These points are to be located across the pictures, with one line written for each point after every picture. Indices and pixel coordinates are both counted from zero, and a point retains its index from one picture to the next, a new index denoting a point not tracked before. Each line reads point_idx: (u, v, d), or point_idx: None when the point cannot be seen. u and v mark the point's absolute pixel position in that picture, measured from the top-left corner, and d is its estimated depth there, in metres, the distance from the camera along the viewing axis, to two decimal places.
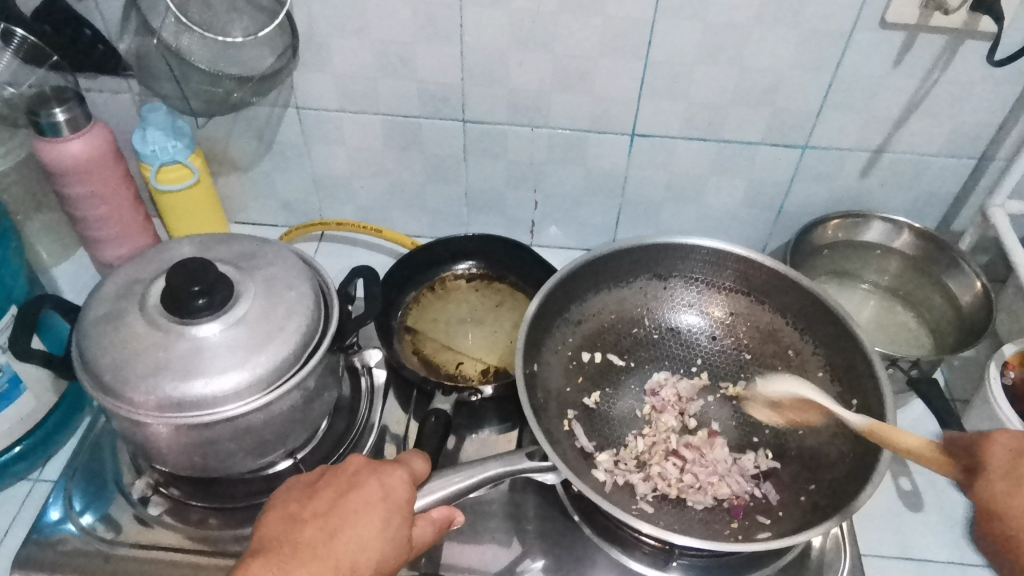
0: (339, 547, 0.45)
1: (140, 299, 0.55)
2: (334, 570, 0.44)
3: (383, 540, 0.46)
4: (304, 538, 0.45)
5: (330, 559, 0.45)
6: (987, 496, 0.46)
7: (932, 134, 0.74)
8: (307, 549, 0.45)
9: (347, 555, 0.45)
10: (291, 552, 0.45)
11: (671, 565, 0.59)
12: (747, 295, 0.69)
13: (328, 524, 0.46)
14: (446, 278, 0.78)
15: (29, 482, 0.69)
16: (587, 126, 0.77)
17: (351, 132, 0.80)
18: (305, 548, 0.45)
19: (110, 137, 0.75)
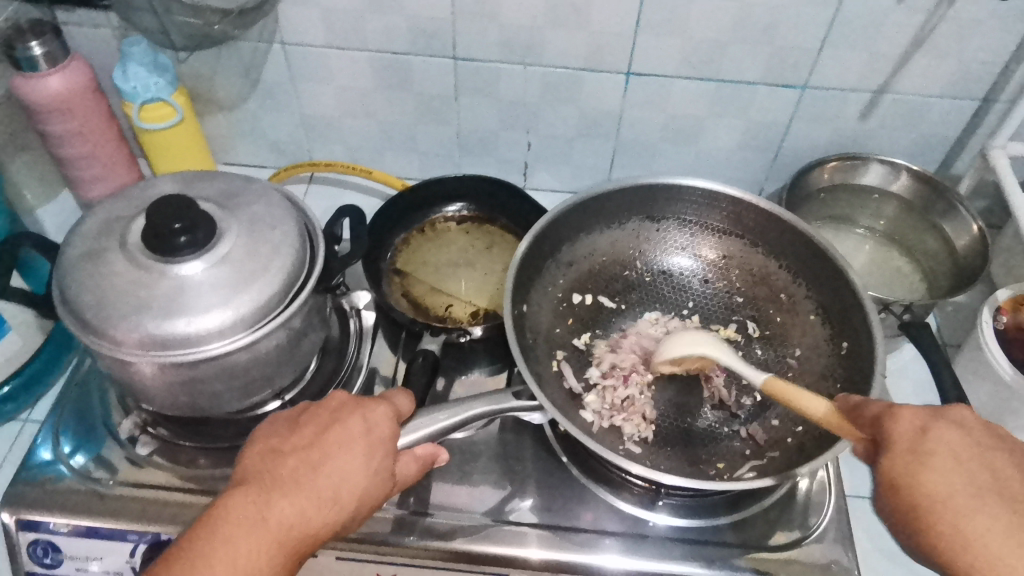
0: (321, 479, 0.45)
1: (120, 237, 0.54)
2: (317, 501, 0.45)
3: (366, 473, 0.47)
4: (286, 470, 0.46)
5: (312, 491, 0.45)
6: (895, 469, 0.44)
7: (935, 75, 0.72)
8: (289, 481, 0.45)
9: (329, 488, 0.45)
10: (273, 484, 0.45)
11: (657, 505, 0.60)
12: (741, 238, 0.68)
13: (310, 457, 0.46)
14: (436, 221, 0.77)
15: (19, 423, 0.69)
16: (582, 64, 0.74)
17: (338, 70, 0.78)
18: (287, 480, 0.45)
19: (90, 73, 0.72)
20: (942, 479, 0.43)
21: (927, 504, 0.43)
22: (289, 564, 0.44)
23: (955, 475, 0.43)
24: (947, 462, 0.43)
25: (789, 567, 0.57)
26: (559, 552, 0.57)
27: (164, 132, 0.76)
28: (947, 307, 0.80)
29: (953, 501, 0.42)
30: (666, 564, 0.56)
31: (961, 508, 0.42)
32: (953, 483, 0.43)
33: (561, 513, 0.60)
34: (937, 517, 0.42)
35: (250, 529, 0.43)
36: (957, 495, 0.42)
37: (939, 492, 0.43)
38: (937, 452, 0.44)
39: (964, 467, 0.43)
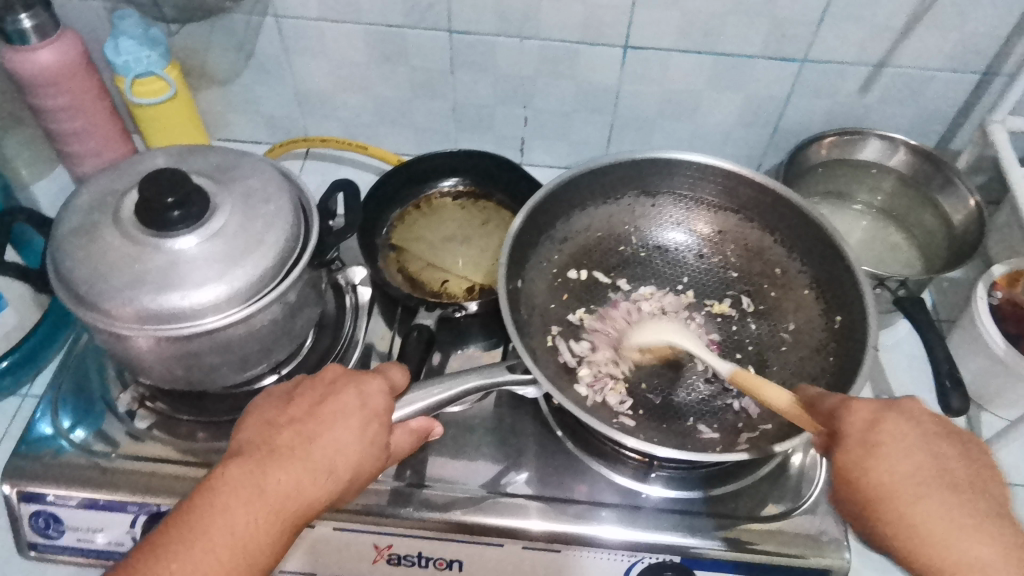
0: (316, 450, 0.46)
1: (114, 211, 0.54)
2: (312, 471, 0.45)
3: (361, 444, 0.47)
4: (282, 441, 0.46)
5: (308, 462, 0.45)
6: (846, 461, 0.44)
7: (935, 47, 0.71)
8: (285, 452, 0.45)
9: (325, 459, 0.46)
10: (269, 454, 0.45)
11: (651, 478, 0.60)
12: (736, 213, 0.68)
13: (306, 429, 0.47)
14: (431, 196, 0.77)
15: (18, 398, 0.70)
16: (578, 37, 0.74)
17: (332, 43, 0.77)
18: (283, 451, 0.45)
19: (81, 46, 0.72)
20: (892, 466, 0.43)
21: (870, 497, 0.43)
22: (286, 533, 0.44)
23: (906, 462, 0.43)
24: (897, 450, 0.44)
25: (780, 537, 0.57)
26: (555, 523, 0.57)
27: (158, 107, 0.76)
28: (943, 283, 0.80)
29: (908, 492, 0.43)
30: (659, 535, 0.57)
31: (908, 497, 0.42)
32: (904, 471, 0.43)
33: (557, 486, 0.61)
34: (887, 504, 0.43)
35: (246, 498, 0.43)
36: (908, 483, 0.43)
37: (882, 482, 0.43)
38: (886, 442, 0.44)
39: (913, 454, 0.44)
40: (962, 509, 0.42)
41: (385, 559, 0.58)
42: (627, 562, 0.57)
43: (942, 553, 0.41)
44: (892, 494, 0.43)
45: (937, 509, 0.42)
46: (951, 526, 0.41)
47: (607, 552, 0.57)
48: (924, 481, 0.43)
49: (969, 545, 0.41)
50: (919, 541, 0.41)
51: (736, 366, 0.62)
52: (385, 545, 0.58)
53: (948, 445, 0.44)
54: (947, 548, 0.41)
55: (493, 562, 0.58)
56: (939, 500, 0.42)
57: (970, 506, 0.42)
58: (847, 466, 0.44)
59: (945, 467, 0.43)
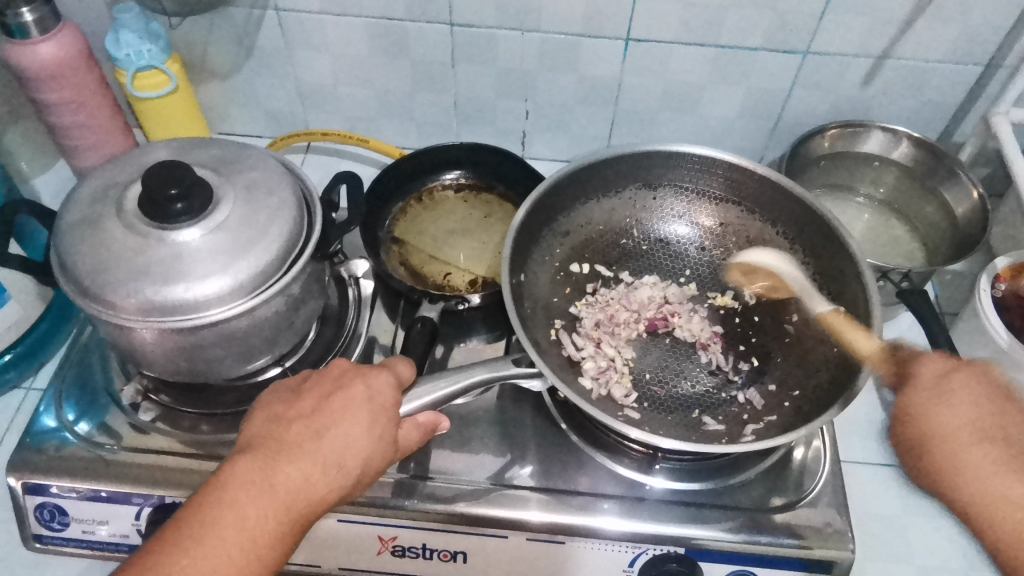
0: (325, 445, 0.46)
1: (117, 204, 0.54)
2: (321, 466, 0.45)
3: (370, 439, 0.47)
4: (290, 436, 0.46)
5: (317, 457, 0.45)
6: (912, 401, 0.56)
7: (938, 39, 0.71)
8: (294, 446, 0.45)
9: (334, 453, 0.46)
10: (278, 449, 0.45)
11: (654, 470, 0.61)
12: (737, 205, 0.68)
13: (315, 424, 0.47)
14: (433, 189, 0.77)
15: (22, 391, 0.70)
16: (580, 30, 0.73)
17: (334, 37, 0.77)
18: (292, 446, 0.45)
19: (82, 40, 0.71)
20: (955, 410, 0.54)
21: (928, 432, 0.55)
22: (295, 528, 0.44)
23: (966, 410, 0.55)
24: (964, 397, 0.55)
25: (783, 529, 0.57)
26: (557, 513, 0.57)
27: (158, 101, 0.75)
28: (945, 276, 0.80)
29: (963, 436, 0.54)
30: (662, 526, 0.57)
31: (966, 441, 0.53)
32: (964, 416, 0.54)
33: (561, 478, 0.61)
34: (943, 446, 0.54)
35: (257, 494, 0.43)
36: (962, 428, 0.54)
37: (945, 424, 0.54)
38: (954, 391, 0.55)
39: (971, 405, 0.55)
40: (1010, 467, 0.52)
41: (389, 550, 0.58)
42: (631, 553, 0.57)
43: (986, 497, 0.51)
44: (945, 433, 0.54)
45: (982, 452, 0.53)
46: (992, 469, 0.52)
47: (609, 543, 0.57)
48: (972, 428, 0.54)
49: (1010, 485, 0.51)
50: (970, 485, 0.52)
51: (740, 358, 0.62)
52: (390, 536, 0.58)
53: (1004, 402, 0.55)
54: (987, 488, 0.51)
55: (498, 554, 0.58)
56: (984, 449, 0.53)
57: (1015, 461, 0.52)
58: (912, 403, 0.56)
59: (1002, 424, 0.54)
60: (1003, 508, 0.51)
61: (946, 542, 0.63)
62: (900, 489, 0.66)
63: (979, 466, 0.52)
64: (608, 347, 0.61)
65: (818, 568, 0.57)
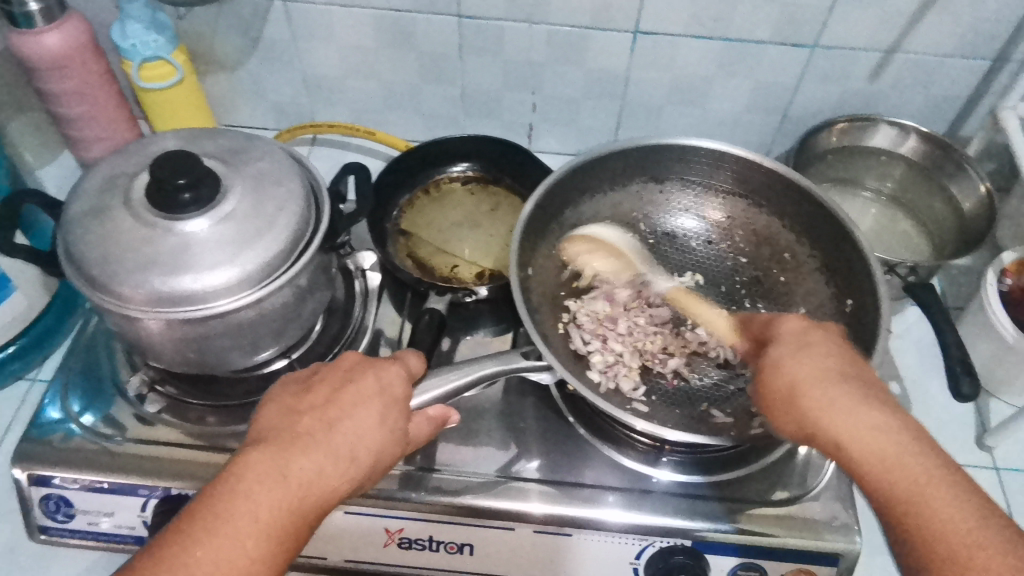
0: (338, 436, 0.46)
1: (125, 194, 0.54)
2: (335, 457, 0.45)
3: (382, 431, 0.47)
4: (304, 428, 0.46)
5: (329, 448, 0.45)
6: (770, 358, 0.50)
7: (947, 33, 0.71)
8: (307, 438, 0.45)
9: (346, 445, 0.46)
10: (292, 441, 0.45)
11: (661, 462, 0.61)
12: (745, 198, 0.68)
13: (327, 416, 0.46)
14: (440, 181, 0.77)
15: (27, 382, 0.70)
16: (588, 22, 0.73)
17: (340, 28, 0.77)
18: (305, 437, 0.45)
19: (88, 29, 0.71)
20: (805, 362, 0.48)
21: (803, 383, 0.47)
22: (309, 520, 0.44)
23: (815, 365, 0.48)
24: (817, 353, 0.49)
25: (789, 522, 0.57)
26: (558, 505, 0.57)
27: (163, 92, 0.75)
28: (951, 271, 0.80)
29: (814, 387, 0.47)
30: (669, 519, 0.57)
31: (819, 392, 0.47)
32: (808, 369, 0.48)
33: (568, 471, 0.61)
34: (804, 395, 0.47)
35: (270, 485, 0.43)
36: (817, 377, 0.47)
37: (796, 375, 0.48)
38: (817, 342, 0.50)
39: (823, 358, 0.49)
40: (866, 399, 0.46)
41: (396, 542, 0.58)
42: (637, 546, 0.57)
43: (858, 433, 0.45)
44: (804, 386, 0.47)
45: (851, 395, 0.46)
46: (845, 407, 0.46)
47: (614, 536, 0.57)
48: (833, 375, 0.47)
49: (865, 419, 0.45)
50: (828, 414, 0.46)
51: None
52: (396, 528, 0.58)
53: (866, 361, 0.49)
54: (849, 423, 0.45)
55: (503, 547, 0.58)
56: (850, 390, 0.46)
57: (873, 396, 0.47)
58: (773, 359, 0.50)
59: (852, 368, 0.48)
60: (861, 439, 0.44)
61: None
62: None
63: (846, 408, 0.46)
64: (616, 342, 0.61)
65: (824, 561, 0.57)
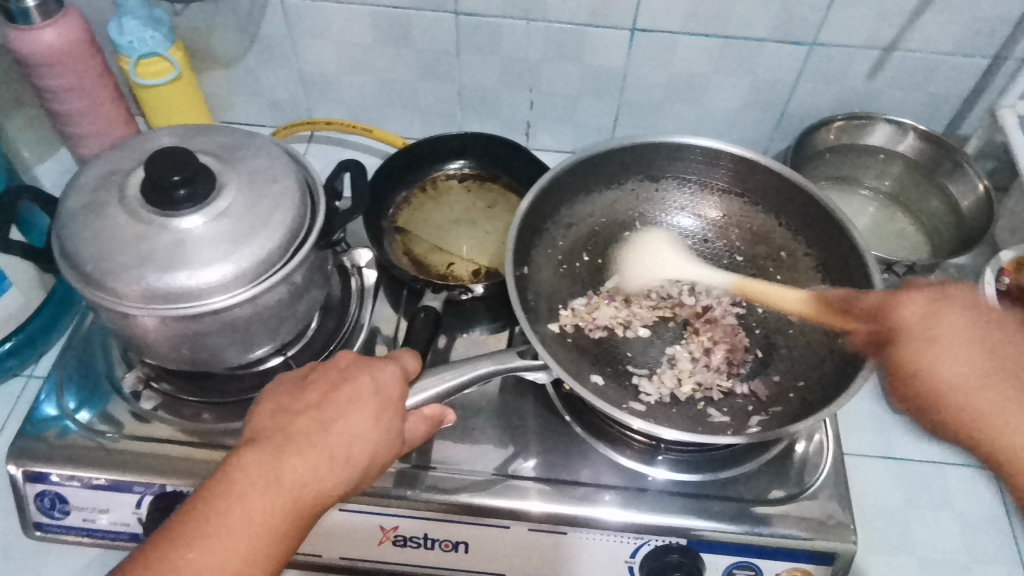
0: (332, 437, 0.45)
1: (119, 190, 0.54)
2: (329, 459, 0.45)
3: (378, 432, 0.46)
4: (297, 429, 0.45)
5: (324, 450, 0.45)
6: (901, 359, 0.53)
7: (946, 31, 0.71)
8: (301, 439, 0.45)
9: (342, 446, 0.45)
10: (285, 443, 0.45)
11: (657, 460, 0.61)
12: (740, 197, 0.68)
13: (322, 416, 0.46)
14: (437, 178, 0.76)
15: (23, 378, 0.70)
16: (586, 19, 0.73)
17: (338, 25, 0.77)
18: (299, 439, 0.45)
19: (85, 25, 0.71)
20: (953, 359, 0.51)
21: (936, 385, 0.51)
22: (303, 522, 0.44)
23: (965, 364, 0.51)
24: (955, 319, 0.53)
25: (785, 521, 0.57)
26: (553, 503, 0.57)
27: (160, 88, 0.75)
28: (949, 270, 0.80)
29: (967, 389, 0.50)
30: (665, 518, 0.57)
31: (967, 390, 0.50)
32: (961, 369, 0.51)
33: (563, 469, 0.60)
34: (949, 400, 0.51)
35: (264, 487, 0.43)
36: (962, 379, 0.51)
37: (943, 375, 0.51)
38: (941, 335, 0.52)
39: (968, 350, 0.52)
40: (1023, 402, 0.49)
41: (390, 540, 0.58)
42: (632, 544, 0.57)
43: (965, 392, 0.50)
44: (941, 381, 0.51)
45: (989, 393, 0.50)
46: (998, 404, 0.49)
47: (610, 534, 0.57)
48: (980, 380, 0.50)
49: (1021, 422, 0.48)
50: (981, 419, 0.49)
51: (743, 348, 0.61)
52: (391, 526, 0.58)
53: (998, 321, 0.53)
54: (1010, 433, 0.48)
55: (498, 544, 0.58)
56: (1006, 391, 0.49)
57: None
58: (908, 364, 0.52)
59: (1000, 357, 0.51)
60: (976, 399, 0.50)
61: (947, 535, 0.63)
62: (902, 483, 0.66)
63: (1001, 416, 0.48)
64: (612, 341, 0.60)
65: (819, 561, 0.57)
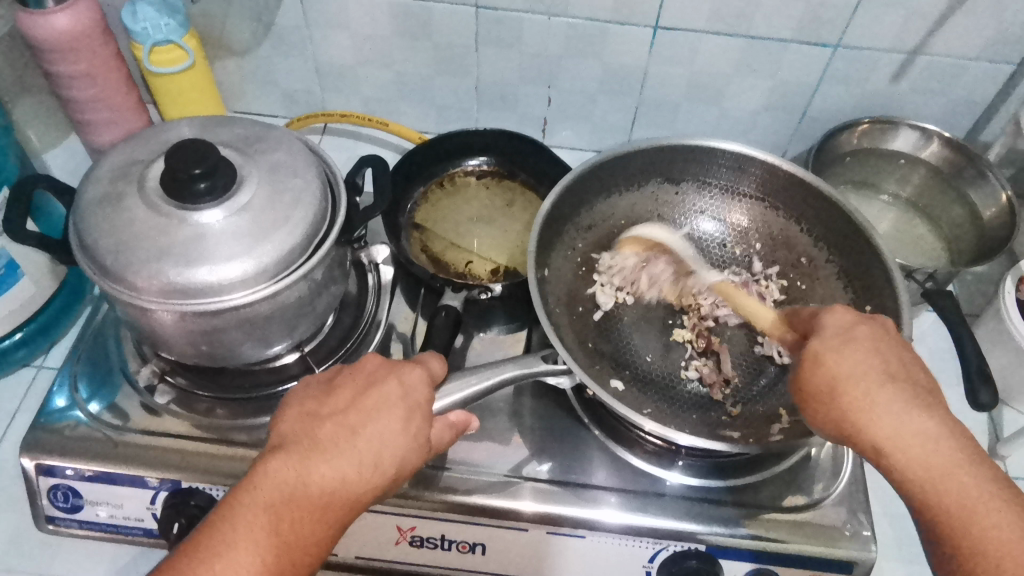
0: (360, 443, 0.45)
1: (138, 182, 0.53)
2: (357, 465, 0.44)
3: (406, 437, 0.46)
4: (325, 434, 0.45)
5: (352, 455, 0.44)
6: (816, 350, 0.48)
7: (972, 35, 0.70)
8: (329, 444, 0.45)
9: (369, 452, 0.45)
10: (313, 448, 0.44)
11: (675, 465, 0.60)
12: (764, 201, 0.67)
13: (349, 422, 0.46)
14: (455, 175, 0.76)
15: (34, 368, 0.69)
16: (608, 16, 0.72)
17: (356, 15, 0.75)
18: (326, 444, 0.44)
19: (98, 10, 0.70)
20: (842, 356, 0.47)
21: (843, 381, 0.47)
22: (332, 529, 0.44)
23: (861, 359, 0.47)
24: (864, 349, 0.48)
25: (803, 529, 0.57)
26: (553, 504, 0.57)
27: (174, 76, 0.73)
28: (966, 277, 0.79)
29: (870, 381, 0.47)
30: (680, 523, 0.57)
31: (865, 387, 0.46)
32: (851, 363, 0.47)
33: (580, 470, 0.60)
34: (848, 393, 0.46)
35: (291, 494, 0.42)
36: (862, 375, 0.47)
37: (837, 371, 0.47)
38: (859, 338, 0.48)
39: (866, 354, 0.48)
40: (923, 406, 0.46)
41: (407, 540, 0.58)
42: (651, 549, 0.57)
43: (943, 483, 0.44)
44: (936, 462, 0.44)
45: (924, 423, 0.45)
46: (891, 415, 0.45)
47: (610, 536, 0.57)
48: (897, 399, 0.46)
49: (917, 425, 0.45)
50: (898, 422, 0.45)
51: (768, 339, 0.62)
52: (408, 526, 0.57)
53: (910, 357, 0.49)
54: (903, 430, 0.45)
55: (516, 546, 0.58)
56: (896, 389, 0.46)
57: (926, 402, 0.46)
58: (821, 354, 0.48)
59: (901, 365, 0.48)
60: (913, 454, 0.44)
61: None
62: None
63: (890, 406, 0.45)
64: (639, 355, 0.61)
65: (840, 568, 0.57)
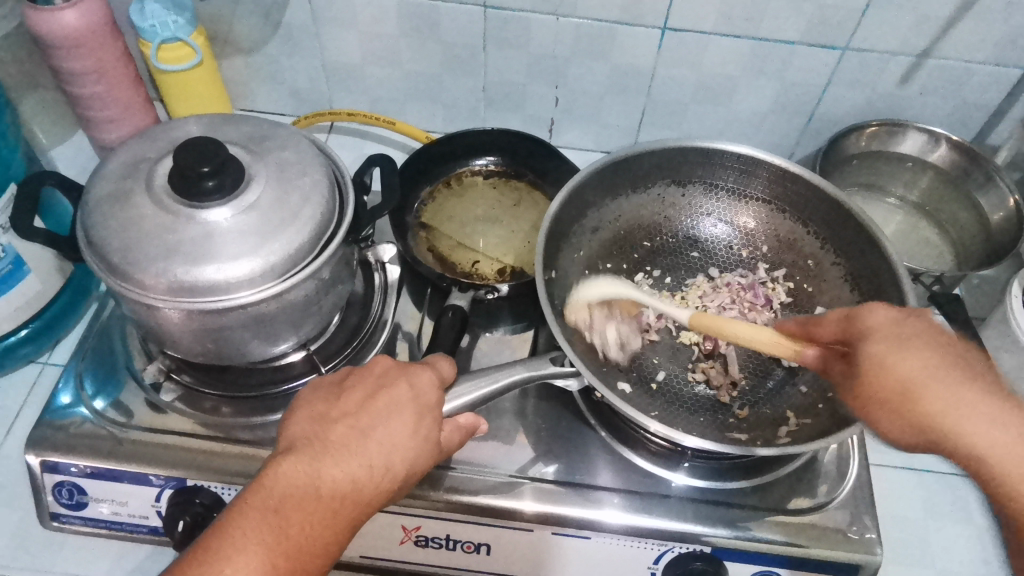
0: (371, 445, 0.45)
1: (147, 179, 0.53)
2: (367, 468, 0.44)
3: (417, 440, 0.46)
4: (336, 437, 0.45)
5: (363, 458, 0.44)
6: (868, 357, 0.45)
7: (981, 39, 0.70)
8: (339, 447, 0.44)
9: (380, 454, 0.45)
10: (324, 451, 0.44)
11: (680, 466, 0.60)
12: (771, 204, 0.67)
13: (359, 424, 0.46)
14: (462, 174, 0.76)
15: (39, 365, 0.69)
16: (617, 17, 0.72)
17: (363, 14, 0.75)
18: (337, 446, 0.44)
19: (106, 7, 0.70)
20: (913, 358, 0.43)
21: (914, 388, 0.43)
22: (343, 532, 0.44)
23: (928, 360, 0.43)
24: (927, 347, 0.44)
25: (809, 532, 0.57)
26: (559, 505, 0.57)
27: (181, 74, 0.73)
28: (973, 280, 0.79)
29: (941, 381, 0.43)
30: (686, 525, 0.57)
31: (939, 392, 0.42)
32: (921, 366, 0.43)
33: (585, 472, 0.60)
34: (921, 399, 0.43)
35: (302, 497, 0.42)
36: (933, 376, 0.43)
37: (905, 374, 0.43)
38: (915, 334, 0.44)
39: (932, 352, 0.44)
40: (1008, 406, 0.42)
41: (412, 540, 0.58)
42: (656, 550, 0.57)
43: None
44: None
45: (1015, 419, 0.41)
46: (973, 413, 0.42)
47: (615, 538, 0.56)
48: (978, 397, 0.42)
49: (1003, 426, 0.41)
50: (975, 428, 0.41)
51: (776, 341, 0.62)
52: (413, 526, 0.57)
53: (971, 347, 0.45)
54: (985, 436, 0.41)
55: (521, 547, 0.57)
56: (975, 388, 0.42)
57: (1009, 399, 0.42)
58: (878, 356, 0.44)
59: (967, 358, 0.44)
60: (1009, 457, 0.41)
61: (968, 547, 0.63)
62: (924, 494, 0.66)
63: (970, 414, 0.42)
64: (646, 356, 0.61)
65: (846, 570, 0.57)
